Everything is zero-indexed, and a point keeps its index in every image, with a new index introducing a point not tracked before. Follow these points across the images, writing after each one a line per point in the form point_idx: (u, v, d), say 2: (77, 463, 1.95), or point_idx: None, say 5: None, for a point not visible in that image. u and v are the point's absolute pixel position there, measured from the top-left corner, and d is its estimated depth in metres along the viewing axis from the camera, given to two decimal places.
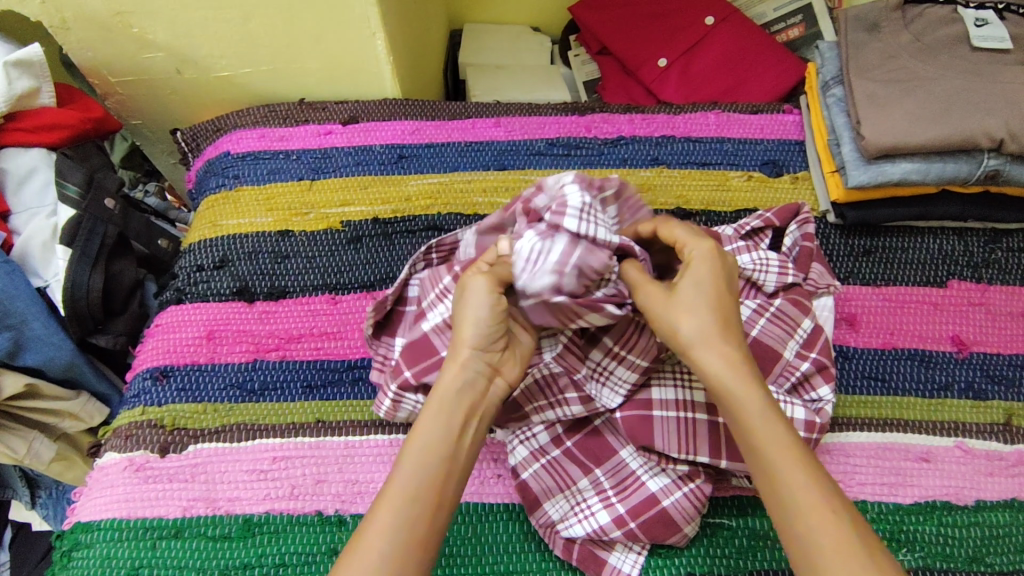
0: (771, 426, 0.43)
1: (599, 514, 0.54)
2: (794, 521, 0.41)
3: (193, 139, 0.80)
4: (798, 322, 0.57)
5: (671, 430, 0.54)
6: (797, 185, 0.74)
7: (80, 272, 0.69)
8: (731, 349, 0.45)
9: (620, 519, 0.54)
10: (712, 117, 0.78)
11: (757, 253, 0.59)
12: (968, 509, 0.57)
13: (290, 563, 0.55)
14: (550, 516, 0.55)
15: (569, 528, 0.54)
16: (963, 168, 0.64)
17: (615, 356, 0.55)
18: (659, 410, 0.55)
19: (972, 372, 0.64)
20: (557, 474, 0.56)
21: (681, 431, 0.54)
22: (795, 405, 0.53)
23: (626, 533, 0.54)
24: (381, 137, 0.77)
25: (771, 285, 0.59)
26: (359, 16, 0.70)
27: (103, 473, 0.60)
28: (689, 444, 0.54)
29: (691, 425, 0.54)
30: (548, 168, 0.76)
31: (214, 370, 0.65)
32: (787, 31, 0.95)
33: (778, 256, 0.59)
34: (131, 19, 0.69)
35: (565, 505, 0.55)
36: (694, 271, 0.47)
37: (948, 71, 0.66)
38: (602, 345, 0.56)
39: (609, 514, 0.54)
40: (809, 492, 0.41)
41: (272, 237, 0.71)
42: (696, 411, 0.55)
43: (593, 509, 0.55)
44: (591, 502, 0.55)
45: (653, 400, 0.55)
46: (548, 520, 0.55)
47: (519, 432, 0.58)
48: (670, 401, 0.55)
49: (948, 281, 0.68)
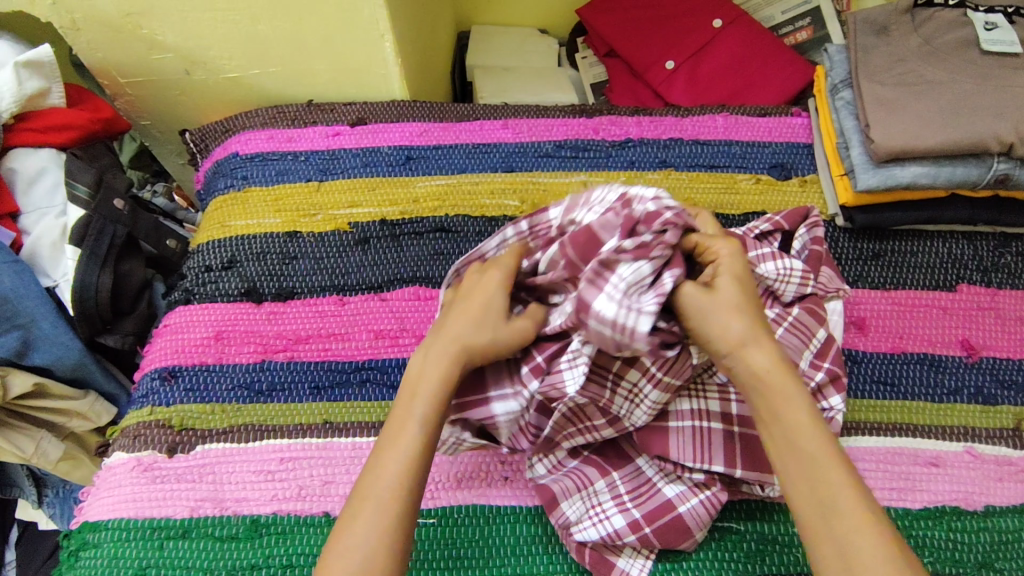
0: (814, 425, 0.44)
1: (614, 518, 0.54)
2: (832, 521, 0.41)
3: (201, 139, 0.81)
4: (812, 331, 0.57)
5: (686, 440, 0.55)
6: (805, 189, 0.74)
7: (89, 272, 0.70)
8: (774, 348, 0.46)
9: (636, 524, 0.54)
10: (720, 120, 0.78)
11: (781, 262, 0.57)
12: (977, 514, 0.57)
13: (296, 564, 0.55)
14: (567, 517, 0.55)
15: (582, 531, 0.54)
16: (973, 172, 0.64)
17: (651, 378, 0.52)
18: (674, 421, 0.55)
19: (982, 377, 0.64)
20: (577, 477, 0.56)
21: (696, 441, 0.55)
22: None
23: (639, 538, 0.53)
24: (388, 139, 0.77)
25: (789, 294, 0.58)
26: (367, 19, 0.70)
27: (112, 472, 0.60)
28: (704, 453, 0.54)
29: (706, 433, 0.55)
30: (556, 170, 0.76)
31: (221, 371, 0.65)
32: (794, 34, 0.95)
33: (801, 265, 0.57)
34: (140, 20, 0.70)
35: (581, 508, 0.55)
36: (727, 267, 0.49)
37: (957, 74, 0.66)
38: (639, 366, 0.52)
39: (624, 517, 0.54)
40: (848, 494, 0.42)
41: (280, 238, 0.72)
42: (711, 421, 0.55)
43: (608, 513, 0.54)
44: (606, 506, 0.55)
45: (669, 412, 0.56)
46: (565, 520, 0.55)
47: None
48: (686, 413, 0.56)
49: (957, 285, 0.68)
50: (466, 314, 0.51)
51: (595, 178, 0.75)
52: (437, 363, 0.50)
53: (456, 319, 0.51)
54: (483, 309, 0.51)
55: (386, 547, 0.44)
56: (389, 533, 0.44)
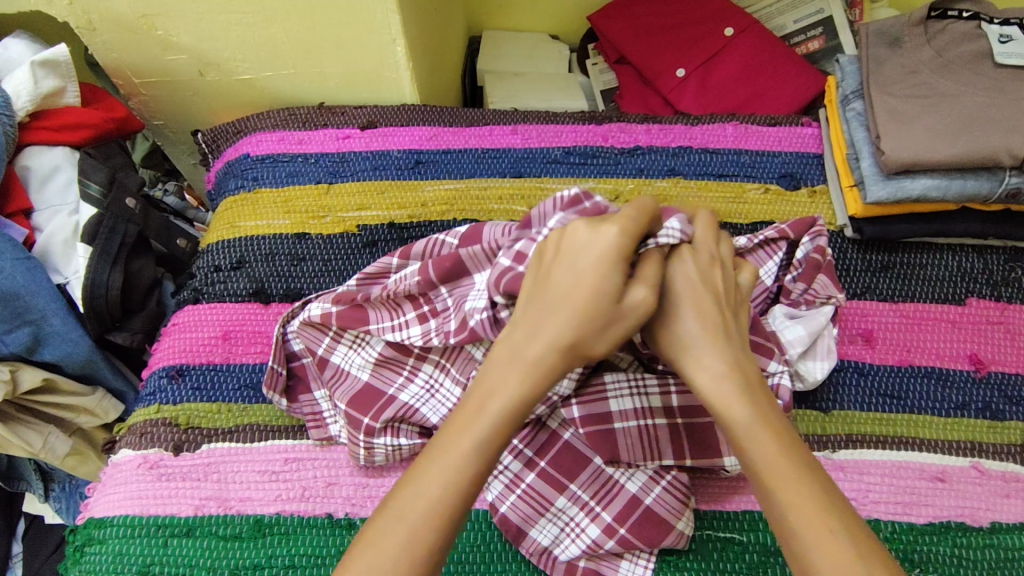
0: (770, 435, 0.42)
1: (589, 529, 0.55)
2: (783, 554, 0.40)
3: (213, 140, 0.81)
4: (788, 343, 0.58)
5: (633, 439, 0.55)
6: (814, 200, 0.74)
7: (100, 270, 0.71)
8: (719, 364, 0.44)
9: (610, 529, 0.54)
10: (730, 129, 0.78)
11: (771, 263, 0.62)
12: (983, 530, 0.57)
13: (298, 565, 0.55)
14: (540, 543, 0.55)
15: (565, 552, 0.55)
16: (984, 186, 0.63)
17: None
18: (619, 422, 0.56)
19: (990, 393, 0.63)
20: (534, 501, 0.56)
21: (644, 440, 0.56)
22: None
23: (618, 542, 0.54)
24: (398, 143, 0.78)
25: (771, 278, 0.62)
26: (379, 23, 0.70)
27: (118, 469, 0.61)
28: (653, 451, 0.55)
29: (652, 431, 0.56)
30: (565, 176, 0.76)
31: (228, 371, 0.65)
32: (806, 44, 0.94)
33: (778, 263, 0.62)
34: (155, 22, 0.70)
35: (553, 531, 0.55)
36: (678, 282, 0.47)
37: (970, 87, 0.65)
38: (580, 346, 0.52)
39: (598, 526, 0.55)
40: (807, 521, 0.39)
41: (289, 239, 0.72)
42: (655, 417, 0.56)
43: (582, 525, 0.55)
44: (577, 519, 0.55)
45: (612, 413, 0.56)
46: (539, 547, 0.55)
47: (488, 466, 0.57)
48: (628, 412, 0.56)
49: (967, 298, 0.67)
50: (559, 300, 0.44)
51: (603, 185, 0.75)
52: (500, 397, 0.42)
53: (543, 314, 0.44)
54: (567, 296, 0.44)
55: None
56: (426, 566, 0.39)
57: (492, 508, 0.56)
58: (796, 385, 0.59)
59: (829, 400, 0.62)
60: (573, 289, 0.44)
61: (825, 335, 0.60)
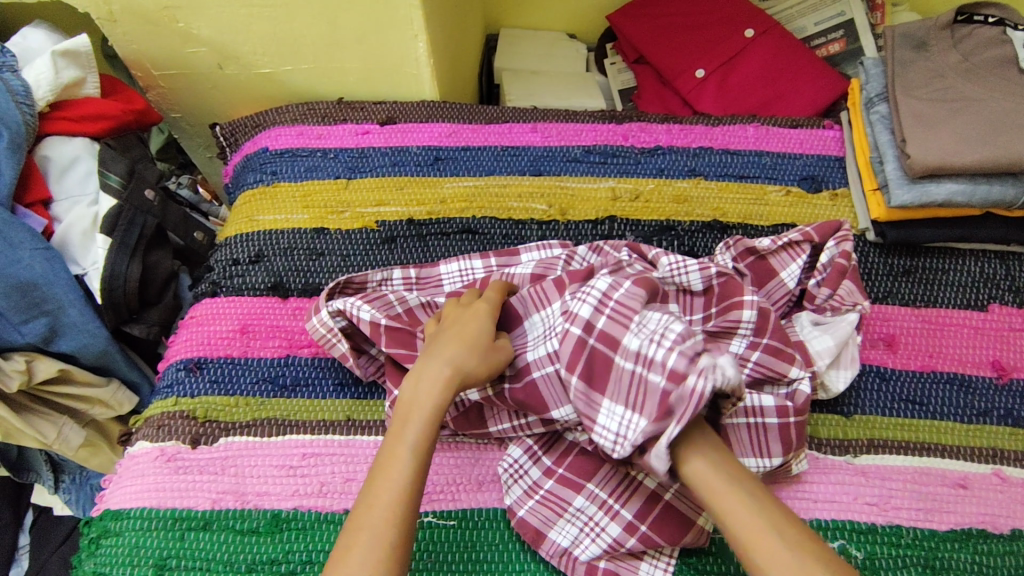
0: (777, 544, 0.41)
1: (609, 528, 0.54)
2: None
3: (231, 134, 0.81)
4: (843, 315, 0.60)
5: None
6: (837, 203, 0.73)
7: (119, 262, 0.71)
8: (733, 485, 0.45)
9: (631, 526, 0.54)
10: (752, 130, 0.78)
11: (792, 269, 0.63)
12: (1004, 538, 0.56)
13: (315, 561, 0.55)
14: (560, 544, 0.54)
15: (585, 551, 0.54)
16: (1009, 192, 0.63)
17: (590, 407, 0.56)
18: None
19: (1011, 399, 0.63)
20: (553, 503, 0.56)
21: None
22: (762, 394, 0.56)
23: (640, 539, 0.53)
24: (418, 139, 0.77)
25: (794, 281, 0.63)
26: (402, 18, 0.70)
27: (135, 461, 0.61)
28: None
29: None
30: (584, 175, 0.76)
31: (246, 365, 0.65)
32: (827, 46, 0.94)
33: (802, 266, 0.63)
34: (177, 13, 0.70)
35: (573, 531, 0.54)
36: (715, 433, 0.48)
37: (999, 93, 0.65)
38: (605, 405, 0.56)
39: (619, 524, 0.54)
40: None
41: (307, 234, 0.72)
42: None
43: (602, 525, 0.54)
44: (597, 518, 0.55)
45: None
46: (559, 549, 0.54)
47: (508, 470, 0.57)
48: None
49: (988, 305, 0.67)
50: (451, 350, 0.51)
51: (623, 184, 0.75)
52: (420, 412, 0.48)
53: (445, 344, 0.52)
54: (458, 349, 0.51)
55: (398, 524, 0.44)
56: (403, 510, 0.44)
57: (511, 512, 0.56)
58: (819, 395, 0.60)
59: (850, 405, 0.62)
60: (453, 342, 0.51)
61: (851, 344, 0.60)
